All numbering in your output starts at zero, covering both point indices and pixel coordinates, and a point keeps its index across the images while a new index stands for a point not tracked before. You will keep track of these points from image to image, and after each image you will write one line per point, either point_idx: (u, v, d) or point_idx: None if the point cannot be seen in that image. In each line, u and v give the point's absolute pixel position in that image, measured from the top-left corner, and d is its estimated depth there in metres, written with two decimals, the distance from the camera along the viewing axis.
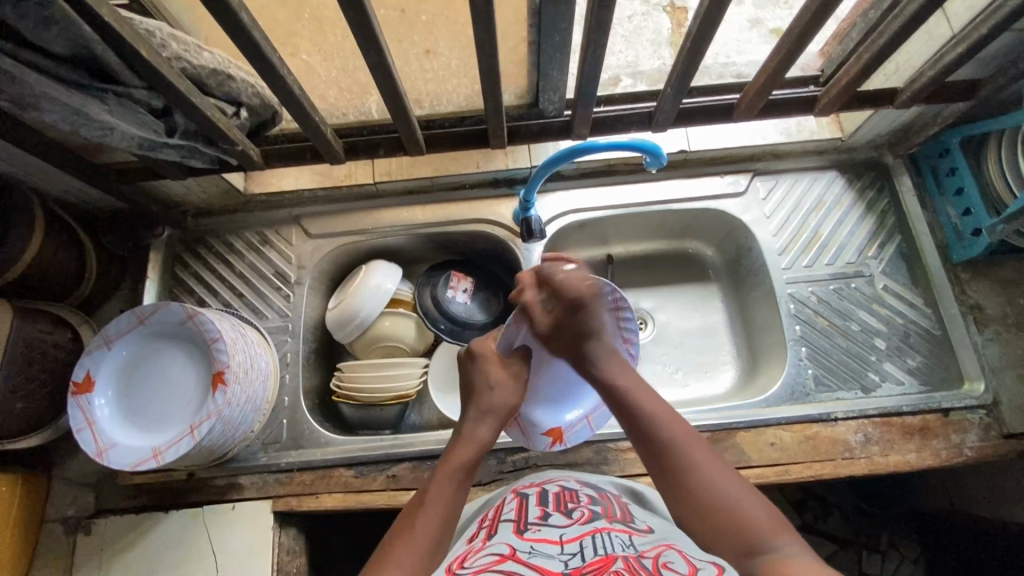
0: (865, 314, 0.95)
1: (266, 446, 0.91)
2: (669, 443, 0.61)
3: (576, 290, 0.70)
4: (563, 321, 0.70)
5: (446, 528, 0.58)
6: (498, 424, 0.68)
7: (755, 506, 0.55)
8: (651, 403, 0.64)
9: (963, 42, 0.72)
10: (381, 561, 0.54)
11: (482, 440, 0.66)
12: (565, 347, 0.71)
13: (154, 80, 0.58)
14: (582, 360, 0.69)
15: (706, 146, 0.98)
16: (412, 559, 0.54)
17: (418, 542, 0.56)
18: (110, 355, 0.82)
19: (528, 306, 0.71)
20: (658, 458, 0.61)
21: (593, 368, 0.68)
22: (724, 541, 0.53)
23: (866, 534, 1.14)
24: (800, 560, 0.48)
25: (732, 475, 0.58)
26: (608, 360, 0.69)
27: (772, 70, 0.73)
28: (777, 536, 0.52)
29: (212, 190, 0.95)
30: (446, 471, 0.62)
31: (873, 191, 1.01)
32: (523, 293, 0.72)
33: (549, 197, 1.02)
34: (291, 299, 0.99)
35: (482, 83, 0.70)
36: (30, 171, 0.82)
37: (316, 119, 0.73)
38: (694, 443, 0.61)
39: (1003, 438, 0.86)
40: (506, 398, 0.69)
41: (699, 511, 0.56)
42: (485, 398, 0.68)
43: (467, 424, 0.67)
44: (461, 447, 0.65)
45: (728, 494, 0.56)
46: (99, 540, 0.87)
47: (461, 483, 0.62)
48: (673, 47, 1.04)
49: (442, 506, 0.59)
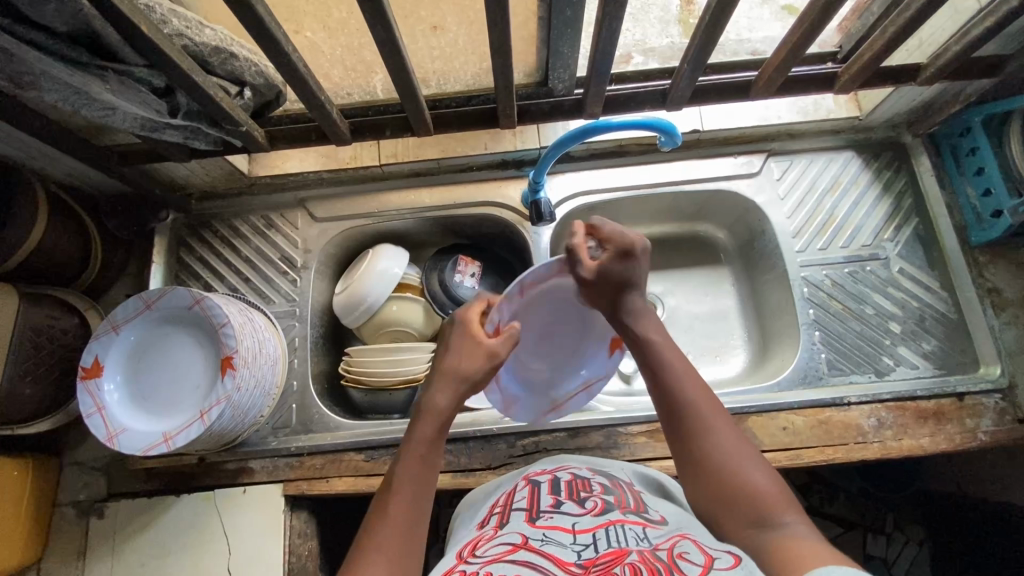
0: (880, 297, 0.93)
1: (276, 430, 0.91)
2: (689, 407, 0.60)
3: (626, 238, 0.66)
4: (607, 273, 0.66)
5: (421, 504, 0.58)
6: (459, 391, 0.64)
7: (764, 478, 0.55)
8: (679, 365, 0.63)
9: (992, 15, 0.70)
10: (358, 553, 0.54)
11: (440, 408, 0.63)
12: (601, 297, 0.68)
13: (155, 57, 0.56)
14: (618, 313, 0.67)
15: (720, 126, 0.95)
16: (392, 543, 0.54)
17: (395, 524, 0.56)
18: (117, 339, 0.81)
19: (575, 252, 0.68)
20: (676, 422, 0.60)
21: (627, 319, 0.66)
22: (727, 511, 0.54)
23: (871, 517, 1.14)
24: (805, 542, 0.48)
25: (747, 445, 0.58)
26: (646, 317, 0.67)
27: (791, 46, 0.70)
28: (785, 512, 0.52)
29: (217, 173, 0.94)
30: (411, 447, 0.61)
31: (891, 171, 0.98)
32: (573, 239, 0.68)
33: (558, 178, 1.00)
34: (298, 284, 0.98)
35: (492, 60, 0.67)
36: (33, 154, 0.81)
37: (322, 99, 0.71)
38: (711, 409, 0.60)
39: (1018, 422, 0.85)
40: (470, 367, 0.65)
41: (708, 480, 0.56)
42: (451, 370, 0.64)
43: (427, 394, 0.65)
44: (423, 420, 0.62)
45: (738, 463, 0.56)
46: (112, 523, 0.88)
47: (427, 458, 0.60)
48: (682, 25, 1.01)
49: (409, 486, 0.58)
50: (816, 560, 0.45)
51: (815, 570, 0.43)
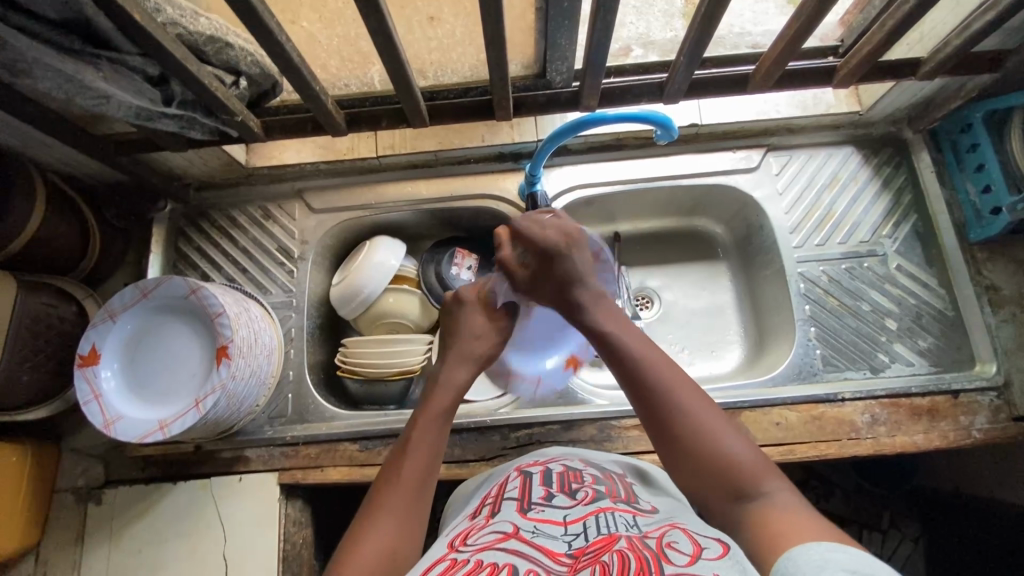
0: (877, 294, 0.93)
1: (272, 420, 0.92)
2: (662, 389, 0.59)
3: (547, 240, 0.70)
4: (540, 272, 0.70)
5: (431, 471, 0.60)
6: (474, 369, 0.69)
7: (742, 447, 0.55)
8: (642, 347, 0.63)
9: (991, 9, 0.69)
10: (369, 515, 0.56)
11: (457, 383, 0.67)
12: (550, 297, 0.70)
13: (148, 46, 0.56)
14: (568, 309, 0.68)
15: (719, 120, 0.95)
16: (402, 504, 0.56)
17: (406, 488, 0.58)
18: (116, 327, 0.82)
19: (508, 261, 0.72)
20: (650, 410, 0.59)
21: (578, 312, 0.67)
22: (710, 489, 0.54)
23: (868, 513, 1.13)
24: (783, 512, 0.49)
25: (723, 417, 0.57)
26: (594, 305, 0.67)
27: (789, 39, 0.69)
28: (765, 479, 0.52)
29: (214, 163, 0.94)
30: (427, 417, 0.63)
31: (890, 168, 0.98)
32: (502, 251, 0.73)
33: (556, 171, 0.99)
34: (295, 274, 0.99)
35: (486, 50, 0.67)
36: (30, 143, 0.81)
37: (317, 89, 0.71)
38: (681, 388, 0.59)
39: (1012, 420, 0.85)
40: (485, 347, 0.70)
41: (687, 460, 0.56)
42: (466, 345, 0.69)
43: (445, 368, 0.68)
44: (439, 392, 0.66)
45: (717, 438, 0.56)
46: (110, 510, 0.89)
47: (441, 428, 0.63)
48: (686, 18, 1.00)
49: (423, 451, 0.60)
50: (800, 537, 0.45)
51: (791, 549, 0.44)
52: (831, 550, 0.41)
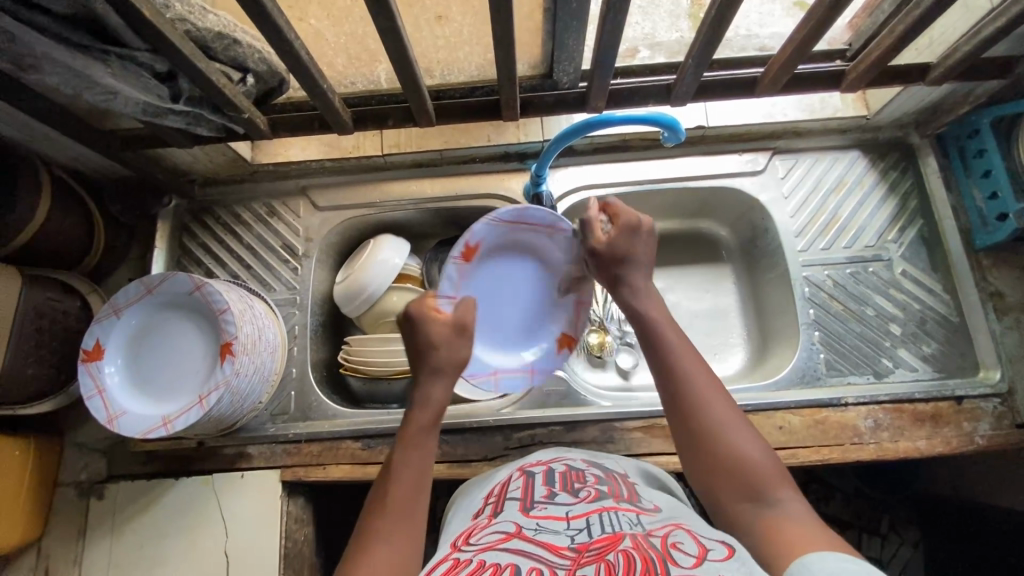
0: (882, 299, 0.93)
1: (274, 417, 0.92)
2: (699, 378, 0.60)
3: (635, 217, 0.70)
4: (611, 246, 0.70)
5: (422, 492, 0.61)
6: (451, 381, 0.68)
7: (761, 455, 0.56)
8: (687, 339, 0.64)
9: (1002, 15, 0.69)
10: (366, 534, 0.57)
11: (437, 401, 0.66)
12: (602, 272, 0.71)
13: (156, 42, 0.56)
14: (618, 289, 0.70)
15: (725, 122, 0.95)
16: (397, 524, 0.57)
17: (400, 505, 0.59)
18: (119, 323, 0.82)
19: (589, 224, 0.73)
20: (682, 392, 0.60)
21: (627, 295, 0.69)
22: (722, 482, 0.55)
23: (867, 517, 1.14)
24: (795, 521, 0.50)
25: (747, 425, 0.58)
26: (645, 292, 0.69)
27: (798, 43, 0.69)
28: (781, 491, 0.53)
29: (219, 159, 0.94)
30: (416, 436, 0.64)
31: (897, 172, 0.97)
32: (589, 213, 0.73)
33: (561, 172, 0.99)
34: (299, 272, 0.99)
35: (495, 50, 0.67)
36: (36, 137, 0.81)
37: (324, 87, 0.71)
38: (716, 385, 0.60)
39: (1015, 427, 0.85)
40: (454, 354, 0.68)
41: (706, 447, 0.57)
42: (434, 359, 0.68)
43: (422, 386, 0.67)
44: (419, 411, 0.65)
45: (739, 439, 0.57)
46: (112, 504, 0.89)
47: (426, 444, 0.64)
48: (692, 19, 1.00)
49: (411, 471, 0.61)
50: (811, 544, 0.47)
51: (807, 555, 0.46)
52: (846, 560, 0.43)
